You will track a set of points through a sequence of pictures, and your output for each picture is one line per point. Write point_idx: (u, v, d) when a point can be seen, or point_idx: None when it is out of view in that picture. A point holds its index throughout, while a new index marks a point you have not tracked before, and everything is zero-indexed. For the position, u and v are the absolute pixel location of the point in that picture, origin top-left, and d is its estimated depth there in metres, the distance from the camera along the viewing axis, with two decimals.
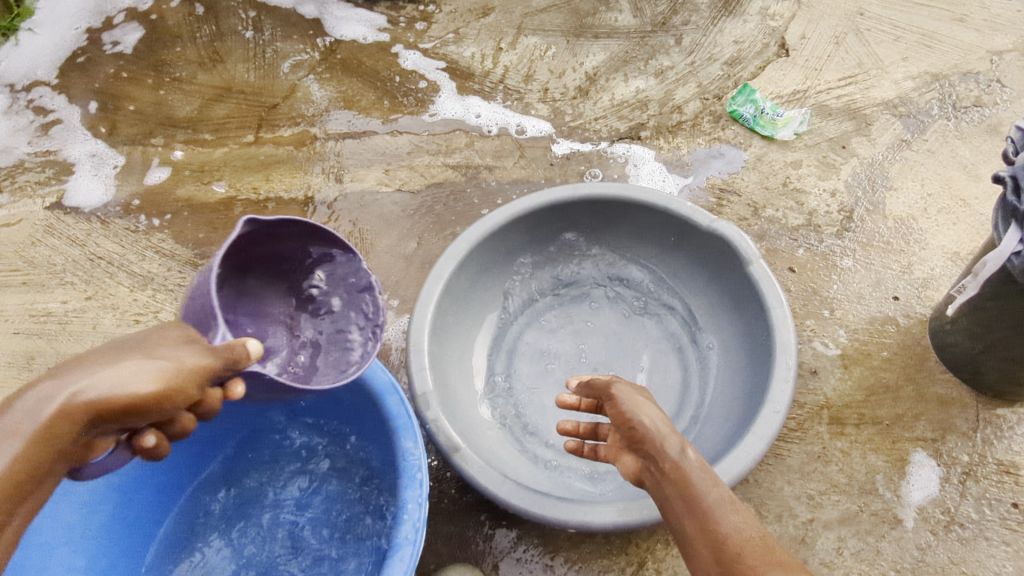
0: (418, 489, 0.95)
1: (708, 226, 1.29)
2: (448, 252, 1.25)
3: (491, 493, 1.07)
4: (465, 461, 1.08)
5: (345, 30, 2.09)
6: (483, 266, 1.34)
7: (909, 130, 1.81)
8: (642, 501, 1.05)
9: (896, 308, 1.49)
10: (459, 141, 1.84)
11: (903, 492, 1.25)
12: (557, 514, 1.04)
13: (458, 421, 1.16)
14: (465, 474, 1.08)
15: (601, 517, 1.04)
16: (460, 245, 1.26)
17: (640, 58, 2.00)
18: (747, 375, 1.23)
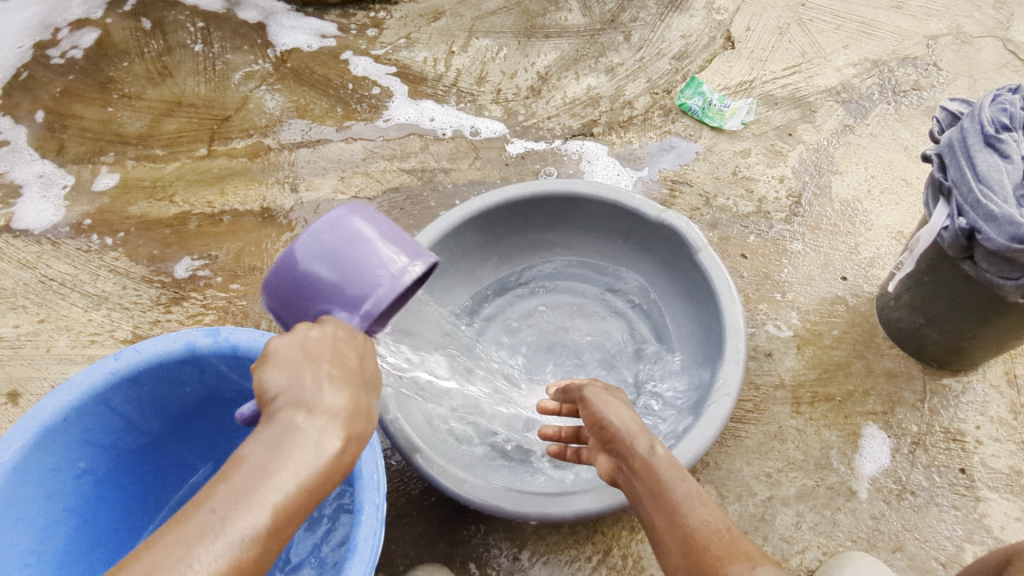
0: (377, 490, 0.96)
1: (657, 216, 1.32)
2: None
3: (452, 490, 1.07)
4: (426, 460, 1.09)
5: (287, 38, 2.10)
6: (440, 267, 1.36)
7: (852, 116, 1.87)
8: (601, 488, 1.06)
9: (844, 288, 1.53)
10: (414, 145, 1.85)
11: (857, 465, 1.29)
12: (518, 507, 1.05)
13: (419, 421, 1.17)
14: (427, 473, 1.08)
15: (562, 506, 1.05)
16: None
17: (591, 56, 2.03)
18: (701, 360, 1.26)
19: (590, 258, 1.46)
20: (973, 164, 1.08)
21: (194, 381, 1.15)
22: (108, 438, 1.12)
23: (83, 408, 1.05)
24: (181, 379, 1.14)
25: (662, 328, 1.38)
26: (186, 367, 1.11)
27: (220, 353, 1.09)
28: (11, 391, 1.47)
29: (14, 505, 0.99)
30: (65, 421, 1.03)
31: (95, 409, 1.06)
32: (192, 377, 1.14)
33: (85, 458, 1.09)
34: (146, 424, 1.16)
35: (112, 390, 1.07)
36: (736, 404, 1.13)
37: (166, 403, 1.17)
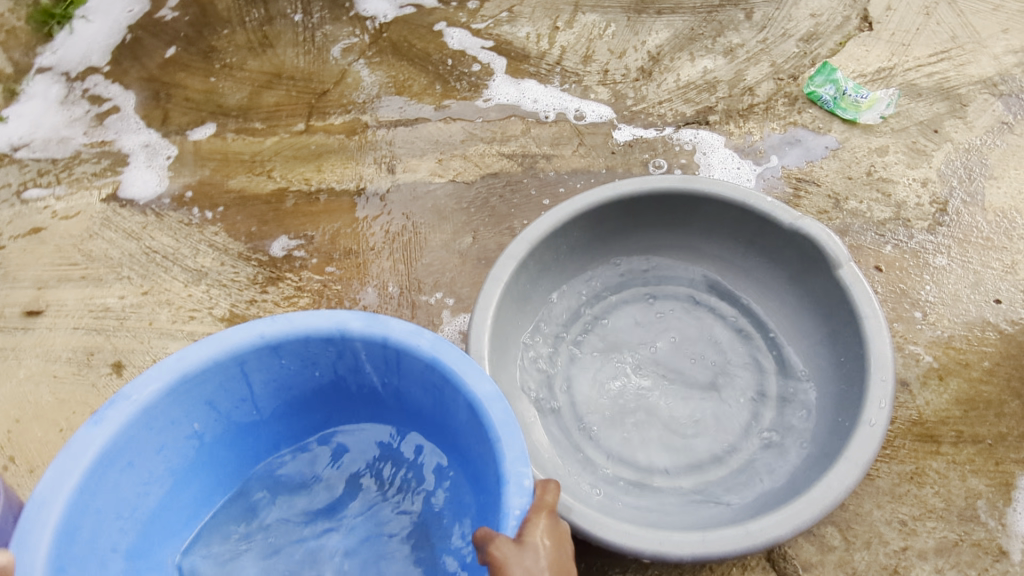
0: (524, 498, 0.88)
1: (793, 223, 1.19)
2: (508, 251, 1.18)
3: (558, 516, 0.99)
4: None
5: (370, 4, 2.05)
6: (543, 265, 1.27)
7: (1011, 112, 1.64)
8: (723, 532, 0.97)
9: (997, 313, 1.35)
10: (515, 128, 1.75)
11: (1009, 521, 1.14)
12: (630, 543, 0.97)
13: None
14: None
15: (678, 547, 0.96)
16: (521, 245, 1.19)
17: (708, 36, 1.86)
18: (835, 388, 1.13)
19: (704, 261, 1.34)
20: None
21: (326, 363, 1.10)
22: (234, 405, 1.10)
23: (219, 368, 1.03)
24: (314, 359, 1.09)
25: (783, 347, 1.25)
26: (324, 347, 1.06)
27: (367, 340, 1.03)
28: (116, 362, 1.50)
29: (130, 451, 0.99)
30: (195, 376, 1.02)
31: (229, 371, 1.04)
32: (326, 359, 1.08)
33: (202, 419, 1.08)
34: (267, 399, 1.13)
35: (251, 355, 1.04)
36: (882, 444, 1.01)
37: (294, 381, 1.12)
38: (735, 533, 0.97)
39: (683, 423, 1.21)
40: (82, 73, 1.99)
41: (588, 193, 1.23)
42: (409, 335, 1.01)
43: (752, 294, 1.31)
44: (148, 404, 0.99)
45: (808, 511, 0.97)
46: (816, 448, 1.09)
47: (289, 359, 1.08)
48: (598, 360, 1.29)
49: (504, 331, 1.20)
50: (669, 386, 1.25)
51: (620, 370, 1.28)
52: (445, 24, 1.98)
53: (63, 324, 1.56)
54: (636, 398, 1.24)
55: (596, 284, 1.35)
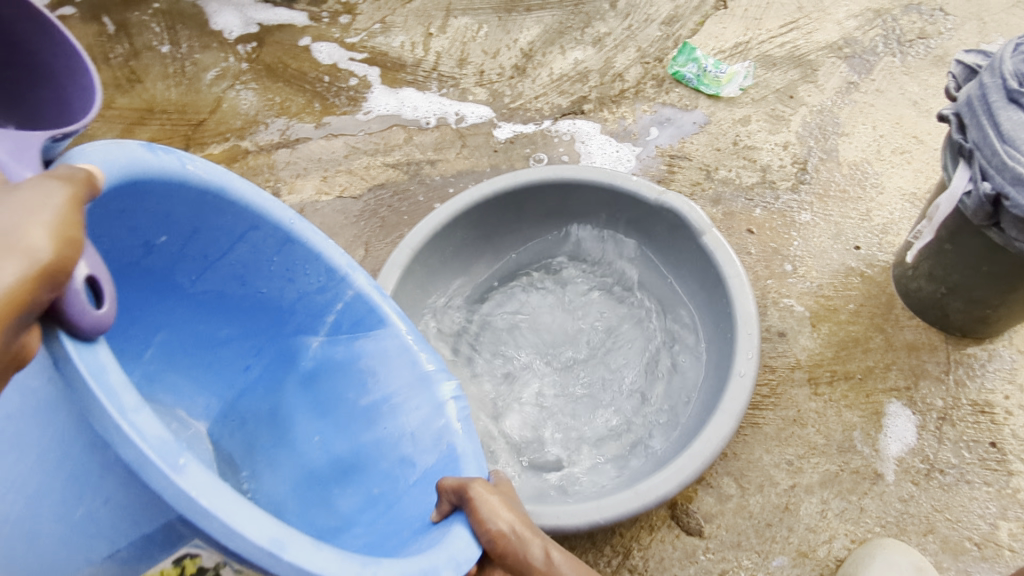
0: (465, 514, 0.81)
1: (657, 198, 1.25)
2: (389, 260, 1.19)
3: None
4: None
5: (220, 17, 2.04)
6: (431, 268, 1.29)
7: (856, 72, 1.75)
8: (615, 496, 1.02)
9: (858, 258, 1.46)
10: (397, 137, 1.77)
11: (881, 446, 1.26)
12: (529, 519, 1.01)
13: None
14: None
15: (576, 519, 1.01)
16: (402, 252, 1.21)
17: (576, 28, 1.92)
18: (713, 348, 1.20)
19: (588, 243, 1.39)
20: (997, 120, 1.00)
21: (296, 293, 0.99)
22: (205, 259, 0.94)
23: (238, 216, 0.92)
24: (293, 278, 0.98)
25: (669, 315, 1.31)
26: (318, 276, 0.98)
27: (354, 304, 0.98)
28: None
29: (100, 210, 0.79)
30: (218, 198, 0.89)
31: (236, 229, 0.93)
32: (307, 283, 0.98)
33: (175, 236, 0.90)
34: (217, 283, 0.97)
35: (267, 231, 0.94)
36: (752, 394, 1.08)
37: (250, 284, 0.98)
38: (626, 496, 1.02)
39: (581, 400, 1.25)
40: None
41: (463, 193, 1.25)
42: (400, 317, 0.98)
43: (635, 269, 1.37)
44: (177, 180, 0.84)
45: (689, 467, 1.03)
46: (698, 408, 1.15)
47: (279, 261, 0.96)
48: (497, 352, 1.31)
49: None
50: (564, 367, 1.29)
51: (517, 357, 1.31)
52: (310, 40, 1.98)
53: None
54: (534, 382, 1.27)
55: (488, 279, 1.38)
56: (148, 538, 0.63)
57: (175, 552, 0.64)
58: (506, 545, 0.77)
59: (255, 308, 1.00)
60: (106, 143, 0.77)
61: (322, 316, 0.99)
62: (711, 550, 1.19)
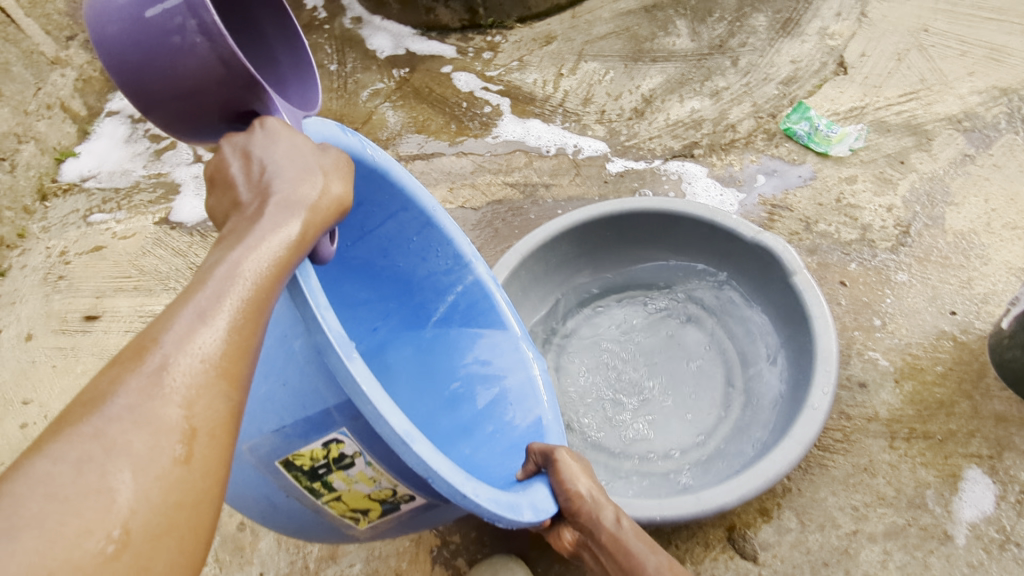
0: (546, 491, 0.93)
1: (753, 236, 1.35)
2: (500, 261, 1.35)
3: None
4: None
5: (374, 38, 2.39)
6: (535, 275, 1.45)
7: (974, 145, 1.77)
8: (678, 498, 1.11)
9: (953, 323, 1.48)
10: (519, 161, 1.97)
11: (954, 509, 1.26)
12: None
13: None
14: None
15: (639, 511, 1.10)
16: (513, 255, 1.37)
17: (696, 80, 2.06)
18: (791, 380, 1.26)
19: (681, 272, 1.50)
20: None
21: (427, 271, 1.17)
22: (361, 228, 1.13)
23: (393, 198, 1.10)
24: (426, 258, 1.16)
25: (751, 347, 1.39)
26: (446, 260, 1.15)
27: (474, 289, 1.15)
28: None
29: None
30: (383, 178, 1.06)
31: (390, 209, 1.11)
32: (437, 265, 1.16)
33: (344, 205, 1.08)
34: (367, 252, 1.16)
35: (414, 213, 1.12)
36: (823, 426, 1.14)
37: (393, 256, 1.17)
38: (688, 500, 1.10)
39: (658, 414, 1.35)
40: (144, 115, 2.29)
41: (572, 212, 1.40)
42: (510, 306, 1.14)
43: (723, 301, 1.46)
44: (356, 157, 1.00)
45: (752, 483, 1.10)
46: (769, 435, 1.22)
47: (416, 242, 1.15)
48: (584, 362, 1.44)
49: None
50: (644, 383, 1.40)
51: (604, 367, 1.43)
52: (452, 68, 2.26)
53: (117, 327, 1.78)
54: (616, 392, 1.39)
55: (582, 294, 1.52)
56: (308, 419, 0.79)
57: (325, 437, 0.79)
58: (580, 504, 0.91)
59: (392, 277, 1.19)
60: (314, 121, 0.92)
61: (444, 294, 1.17)
62: None
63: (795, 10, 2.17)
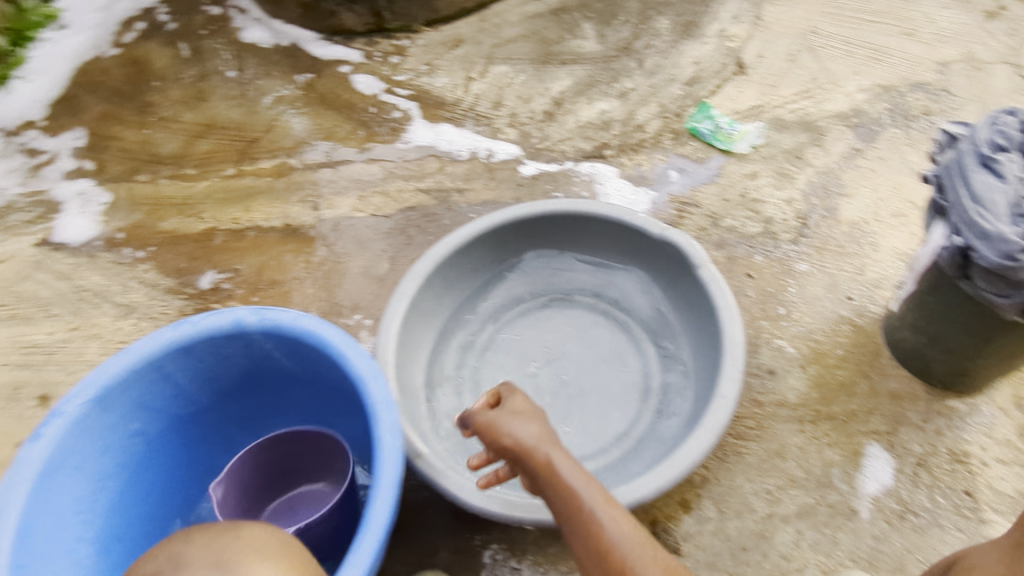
0: (392, 468, 1.02)
1: (662, 233, 1.36)
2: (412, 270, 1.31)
3: (453, 494, 1.12)
4: (429, 465, 1.14)
5: (252, 32, 2.33)
6: (449, 281, 1.41)
7: (862, 139, 1.85)
8: (595, 495, 1.10)
9: (850, 308, 1.55)
10: (431, 166, 1.94)
11: (858, 484, 1.33)
12: (514, 512, 1.09)
13: (424, 437, 1.23)
14: (429, 478, 1.13)
15: None
16: (426, 263, 1.33)
17: (605, 81, 2.08)
18: (704, 373, 1.28)
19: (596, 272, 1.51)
20: (970, 182, 1.09)
21: (239, 353, 1.29)
22: (172, 391, 1.28)
23: (142, 371, 1.21)
24: (228, 353, 1.29)
25: (666, 342, 1.41)
26: (232, 339, 1.25)
27: (263, 331, 1.22)
28: (44, 395, 1.59)
29: (74, 458, 1.14)
30: (115, 382, 1.18)
31: (151, 373, 1.22)
32: (238, 348, 1.28)
33: (139, 418, 1.26)
34: (193, 393, 1.32)
35: (164, 358, 1.22)
36: (734, 414, 1.15)
37: (212, 371, 1.31)
38: (606, 497, 1.09)
39: (579, 414, 1.36)
40: (18, 128, 2.12)
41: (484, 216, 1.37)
42: (297, 323, 1.20)
43: (637, 298, 1.48)
44: (92, 401, 1.15)
45: (669, 474, 1.10)
46: (685, 428, 1.23)
47: (204, 355, 1.27)
48: (502, 366, 1.44)
49: (413, 340, 1.34)
50: (564, 383, 1.40)
51: (523, 372, 1.43)
52: (348, 68, 2.21)
53: None
54: (539, 396, 1.39)
55: (499, 296, 1.51)
56: None
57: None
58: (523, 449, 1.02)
59: (233, 376, 1.35)
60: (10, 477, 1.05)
61: (276, 355, 1.29)
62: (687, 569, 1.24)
63: (696, 13, 2.23)
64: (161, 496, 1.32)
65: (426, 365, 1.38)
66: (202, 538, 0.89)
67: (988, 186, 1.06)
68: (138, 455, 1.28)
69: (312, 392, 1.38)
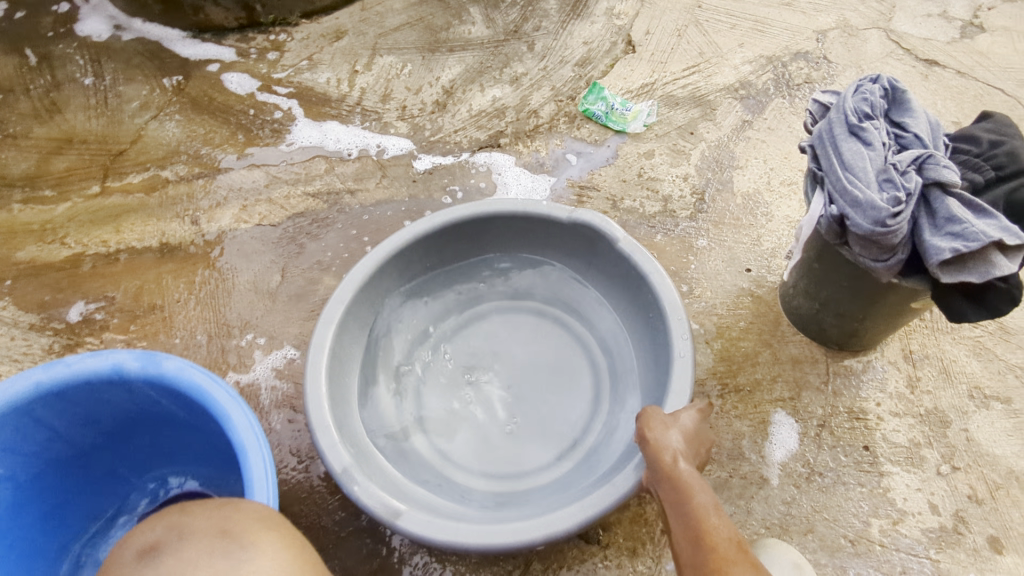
0: None
1: (571, 215, 1.38)
2: (328, 309, 1.27)
3: (432, 540, 1.06)
4: (403, 516, 1.08)
5: (86, 26, 2.12)
6: (368, 315, 1.39)
7: (750, 111, 1.87)
8: (559, 511, 1.07)
9: (749, 280, 1.57)
10: (319, 168, 1.84)
11: (766, 453, 1.35)
12: (493, 539, 1.04)
13: (384, 485, 1.17)
14: (414, 536, 1.06)
15: (533, 534, 1.05)
16: (338, 303, 1.29)
17: (495, 67, 2.01)
18: (648, 343, 1.34)
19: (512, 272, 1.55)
20: (840, 153, 1.13)
21: (121, 399, 1.17)
22: (44, 438, 1.15)
23: (9, 416, 1.07)
24: (109, 398, 1.16)
25: (600, 327, 1.47)
26: (111, 385, 1.13)
27: (145, 379, 1.11)
28: None
29: None
30: None
31: (20, 419, 1.09)
32: (119, 395, 1.16)
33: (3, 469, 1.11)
34: (73, 437, 1.19)
35: (34, 403, 1.09)
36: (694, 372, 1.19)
37: (92, 415, 1.18)
38: (575, 509, 1.07)
39: (539, 421, 1.39)
40: None
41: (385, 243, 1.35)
42: (182, 372, 1.10)
43: (560, 289, 1.53)
44: None
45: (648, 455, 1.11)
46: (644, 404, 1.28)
47: (82, 401, 1.14)
48: (443, 390, 1.44)
49: (345, 383, 1.30)
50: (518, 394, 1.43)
51: (470, 394, 1.44)
52: (216, 66, 2.06)
53: None
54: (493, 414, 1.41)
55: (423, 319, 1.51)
56: None
57: None
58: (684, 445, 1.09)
59: (117, 422, 1.22)
60: None
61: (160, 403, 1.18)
62: (608, 558, 1.27)
63: None
64: (28, 554, 1.15)
65: (367, 405, 1.35)
66: (205, 509, 0.87)
67: (857, 155, 1.10)
68: (3, 506, 1.12)
69: (201, 442, 1.26)
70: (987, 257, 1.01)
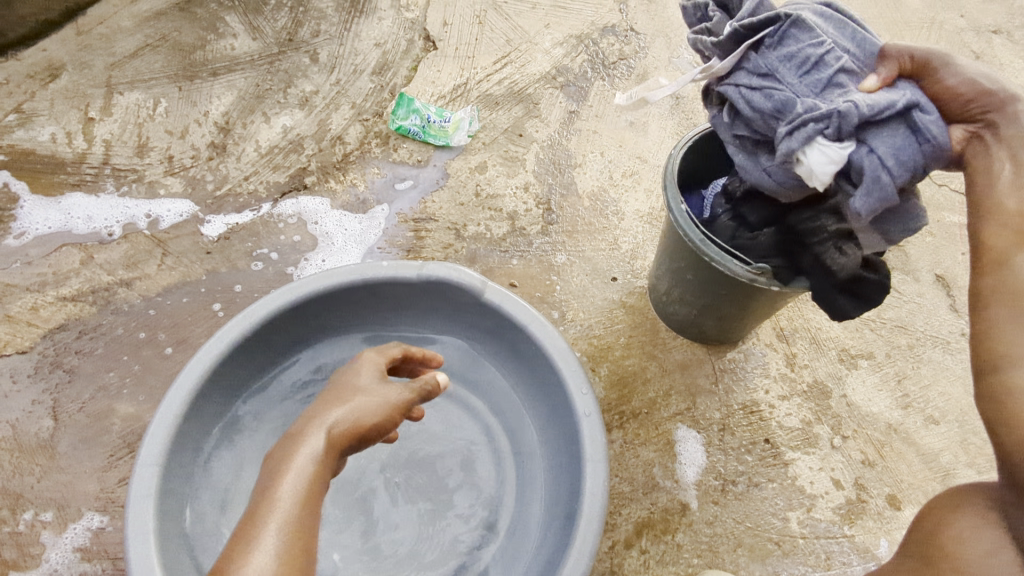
0: None
1: (419, 271, 1.15)
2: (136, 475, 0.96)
3: None
4: None
5: None
6: (195, 454, 1.08)
7: (573, 100, 1.73)
8: None
9: (618, 289, 1.46)
10: (71, 261, 1.42)
11: (680, 475, 1.25)
12: None
13: None
14: None
15: None
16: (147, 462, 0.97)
17: (277, 89, 1.67)
18: (542, 393, 1.16)
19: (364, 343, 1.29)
20: (847, 35, 0.89)
21: None
22: None
23: None
24: None
25: (482, 380, 1.27)
26: None
27: None
28: None
29: None
30: None
31: None
32: None
33: None
34: None
35: None
36: (605, 427, 1.04)
37: None
38: None
39: (448, 506, 1.15)
40: None
41: (191, 364, 1.04)
42: None
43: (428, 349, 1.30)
44: None
45: (588, 538, 0.94)
46: (559, 467, 1.11)
47: None
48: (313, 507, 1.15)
49: (183, 559, 0.98)
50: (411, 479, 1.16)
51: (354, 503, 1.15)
52: None
53: None
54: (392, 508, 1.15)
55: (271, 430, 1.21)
56: None
57: None
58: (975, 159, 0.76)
59: None
60: None
61: None
62: None
63: None
64: None
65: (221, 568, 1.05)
66: None
67: (872, 40, 0.89)
68: None
69: None
70: (835, 249, 0.98)
